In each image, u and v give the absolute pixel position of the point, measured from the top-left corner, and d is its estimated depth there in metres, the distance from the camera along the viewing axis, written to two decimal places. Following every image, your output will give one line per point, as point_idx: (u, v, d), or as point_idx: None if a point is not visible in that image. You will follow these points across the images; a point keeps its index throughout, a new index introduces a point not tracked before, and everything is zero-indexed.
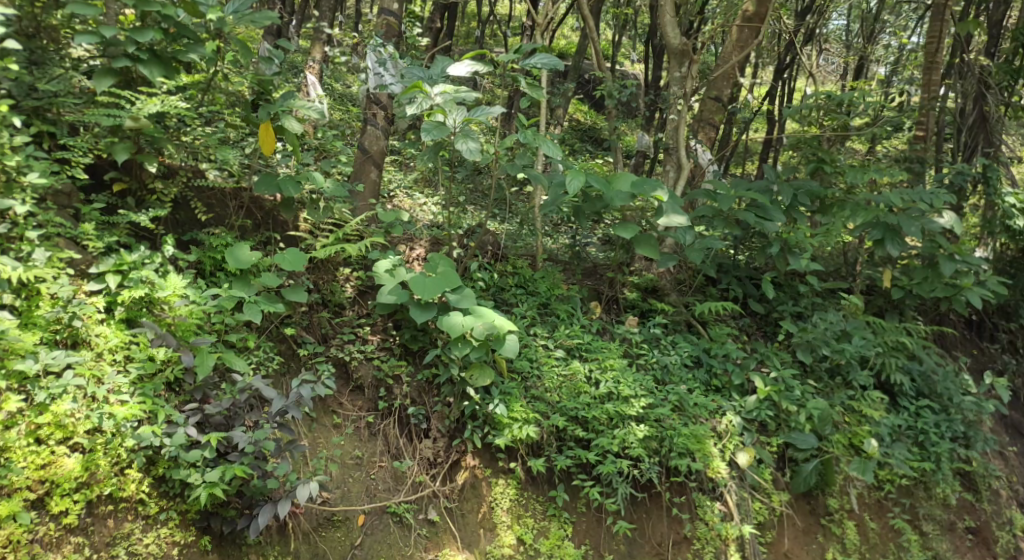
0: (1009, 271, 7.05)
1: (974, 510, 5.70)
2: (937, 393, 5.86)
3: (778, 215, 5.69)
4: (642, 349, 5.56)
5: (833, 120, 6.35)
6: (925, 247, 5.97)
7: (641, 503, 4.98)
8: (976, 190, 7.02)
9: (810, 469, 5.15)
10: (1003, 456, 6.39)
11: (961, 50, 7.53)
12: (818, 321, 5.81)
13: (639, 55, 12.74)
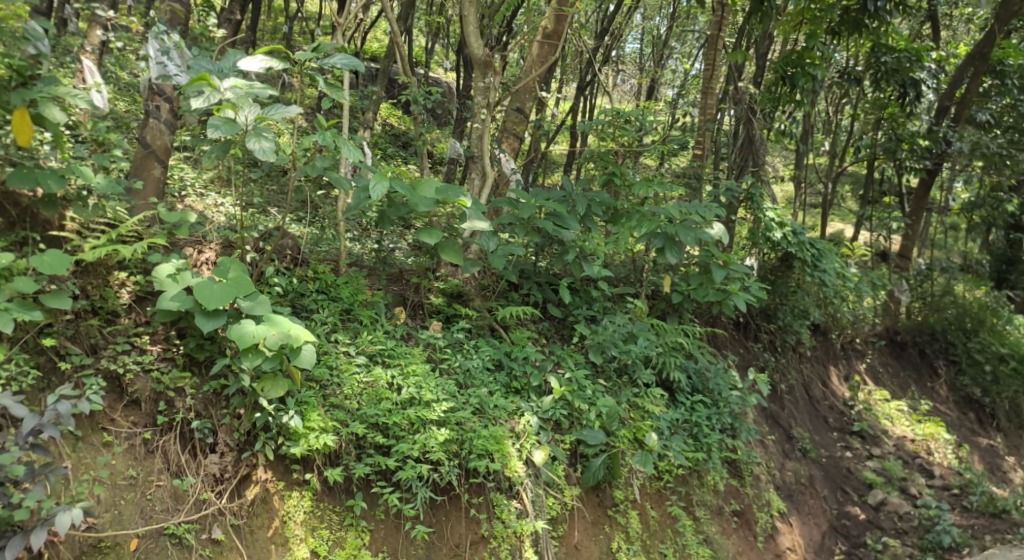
0: (770, 277, 7.94)
1: (739, 493, 6.30)
2: (709, 389, 6.43)
3: (573, 224, 5.92)
4: (446, 353, 5.60)
5: (623, 137, 6.70)
6: (702, 256, 6.50)
7: (440, 506, 5.01)
8: (744, 205, 7.77)
9: (598, 464, 5.43)
10: (764, 444, 7.11)
11: (733, 79, 8.30)
12: (608, 324, 6.17)
13: (451, 64, 12.88)
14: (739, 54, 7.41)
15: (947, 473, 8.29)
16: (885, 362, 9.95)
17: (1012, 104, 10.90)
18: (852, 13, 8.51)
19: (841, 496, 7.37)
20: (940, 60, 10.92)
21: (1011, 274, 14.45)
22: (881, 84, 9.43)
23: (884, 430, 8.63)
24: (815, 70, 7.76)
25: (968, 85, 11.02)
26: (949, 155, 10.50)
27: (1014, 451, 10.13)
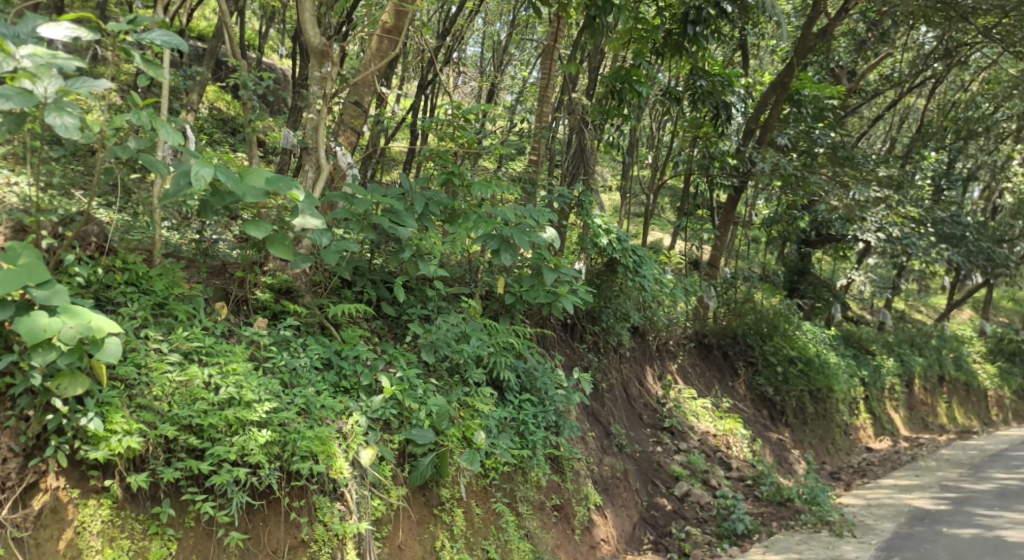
0: (596, 281, 8.37)
1: (559, 489, 6.54)
2: (537, 388, 6.66)
3: (410, 221, 5.86)
4: (270, 351, 5.36)
5: (461, 137, 6.78)
6: (534, 259, 6.69)
7: (257, 511, 4.80)
8: (574, 211, 8.09)
9: (426, 463, 5.43)
10: (585, 441, 7.43)
11: (568, 90, 8.59)
12: (441, 323, 6.20)
13: (287, 50, 12.39)
14: (572, 66, 7.71)
15: (743, 465, 9.05)
16: (694, 363, 10.71)
17: (806, 131, 12.12)
18: (674, 36, 9.17)
19: (651, 488, 7.84)
20: (748, 87, 11.91)
21: (801, 284, 16.06)
22: (697, 104, 10.15)
23: (691, 426, 9.28)
24: (640, 87, 8.19)
25: (770, 111, 12.08)
26: (753, 173, 11.51)
27: (799, 444, 11.23)
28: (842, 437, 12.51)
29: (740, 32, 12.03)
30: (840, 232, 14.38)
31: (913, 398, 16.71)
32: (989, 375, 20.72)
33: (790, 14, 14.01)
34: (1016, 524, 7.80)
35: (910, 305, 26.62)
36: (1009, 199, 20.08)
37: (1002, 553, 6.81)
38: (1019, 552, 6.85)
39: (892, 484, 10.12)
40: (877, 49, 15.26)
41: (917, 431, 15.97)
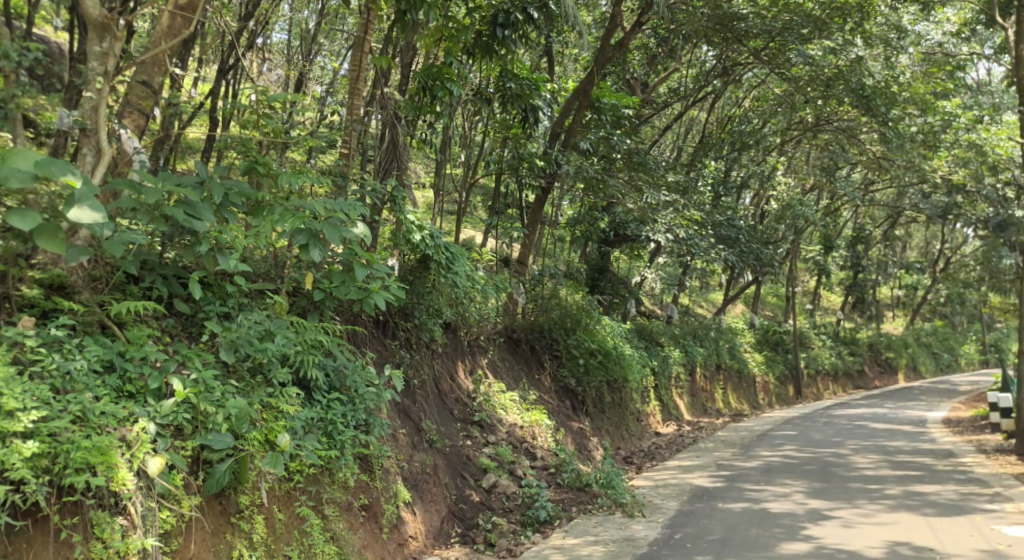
0: (408, 278, 8.34)
1: (368, 488, 6.44)
2: (346, 386, 6.52)
3: (207, 214, 5.47)
4: (39, 354, 4.82)
5: (266, 126, 6.49)
6: (345, 254, 6.52)
7: (21, 532, 4.31)
8: (386, 207, 8.01)
9: (223, 469, 5.13)
10: (395, 438, 7.35)
11: (380, 83, 8.47)
12: (242, 321, 5.89)
13: (65, 22, 11.20)
14: (384, 60, 7.61)
15: (546, 455, 9.42)
16: (503, 357, 10.95)
17: (606, 137, 12.83)
18: (484, 38, 9.31)
19: (460, 481, 7.92)
20: (553, 92, 12.35)
21: (601, 281, 16.98)
22: (507, 106, 10.40)
23: (500, 419, 9.50)
24: (452, 85, 8.34)
25: (574, 116, 12.61)
26: (558, 176, 11.99)
27: (598, 432, 11.88)
28: (635, 424, 13.43)
29: (546, 38, 12.48)
30: (635, 233, 15.38)
31: (695, 385, 18.23)
32: (758, 363, 23.10)
33: (590, 25, 14.76)
34: (779, 496, 8.73)
35: (693, 301, 29.05)
36: (775, 206, 22.46)
37: (767, 522, 7.59)
38: (780, 520, 7.66)
39: (677, 466, 10.97)
40: (666, 63, 16.46)
41: (699, 415, 17.45)
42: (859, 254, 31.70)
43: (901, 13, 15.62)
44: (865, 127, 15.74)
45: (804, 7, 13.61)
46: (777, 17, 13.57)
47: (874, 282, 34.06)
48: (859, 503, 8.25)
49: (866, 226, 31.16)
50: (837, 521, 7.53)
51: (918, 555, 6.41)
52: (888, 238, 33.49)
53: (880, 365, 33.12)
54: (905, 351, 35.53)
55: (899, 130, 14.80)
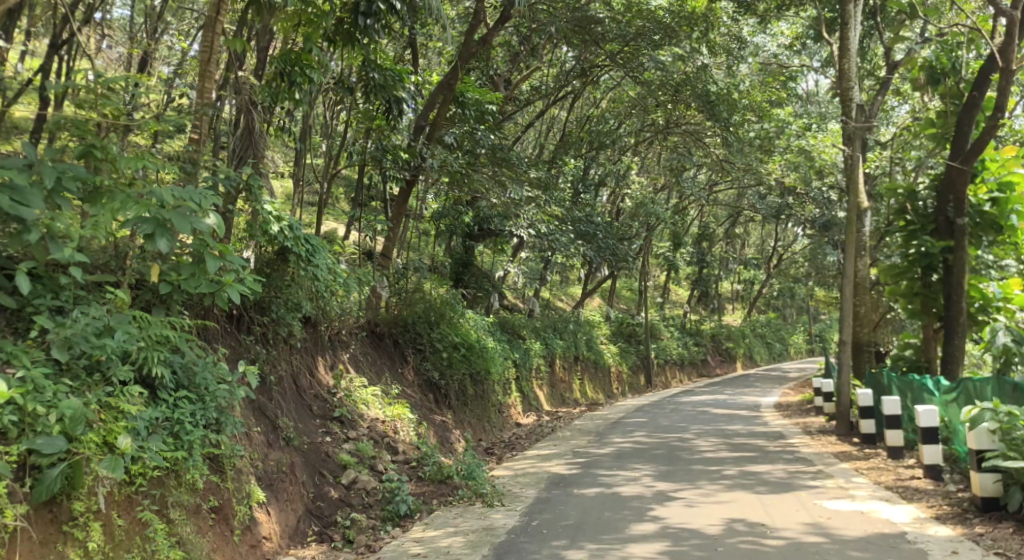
0: (265, 270, 8.08)
1: (218, 489, 6.17)
2: (195, 384, 6.22)
3: (36, 201, 5.09)
4: None
5: (105, 107, 6.11)
6: (195, 245, 6.20)
7: None
8: (242, 196, 7.70)
9: (54, 475, 4.79)
10: (249, 436, 7.08)
11: (235, 67, 8.11)
12: (78, 316, 5.52)
13: None
14: (239, 43, 7.32)
15: (408, 449, 9.39)
16: (365, 351, 10.78)
17: (470, 132, 12.86)
18: (345, 25, 9.12)
19: (318, 479, 7.74)
20: (418, 84, 12.22)
21: (464, 275, 17.09)
22: (370, 97, 10.26)
23: (360, 414, 9.37)
24: (311, 72, 8.21)
25: (439, 110, 12.54)
26: (423, 169, 11.94)
27: (459, 425, 11.97)
28: (496, 415, 13.64)
29: (410, 30, 12.38)
30: (498, 227, 15.59)
31: (554, 376, 18.71)
32: (613, 354, 24.01)
33: (453, 19, 14.80)
34: (630, 480, 9.14)
35: (553, 295, 29.80)
36: (629, 204, 23.42)
37: (617, 506, 7.94)
38: (630, 503, 8.03)
39: (536, 455, 11.23)
40: (528, 62, 16.77)
41: (557, 405, 17.94)
42: (704, 251, 33.65)
43: (743, 25, 16.73)
44: (709, 131, 16.71)
45: (656, 13, 14.37)
46: (631, 23, 14.20)
47: (716, 277, 36.22)
48: (701, 484, 8.78)
49: (710, 224, 33.10)
50: (681, 502, 7.99)
51: (752, 529, 6.91)
52: (729, 236, 35.70)
53: (721, 355, 35.37)
54: (743, 341, 38.13)
55: (739, 135, 15.85)
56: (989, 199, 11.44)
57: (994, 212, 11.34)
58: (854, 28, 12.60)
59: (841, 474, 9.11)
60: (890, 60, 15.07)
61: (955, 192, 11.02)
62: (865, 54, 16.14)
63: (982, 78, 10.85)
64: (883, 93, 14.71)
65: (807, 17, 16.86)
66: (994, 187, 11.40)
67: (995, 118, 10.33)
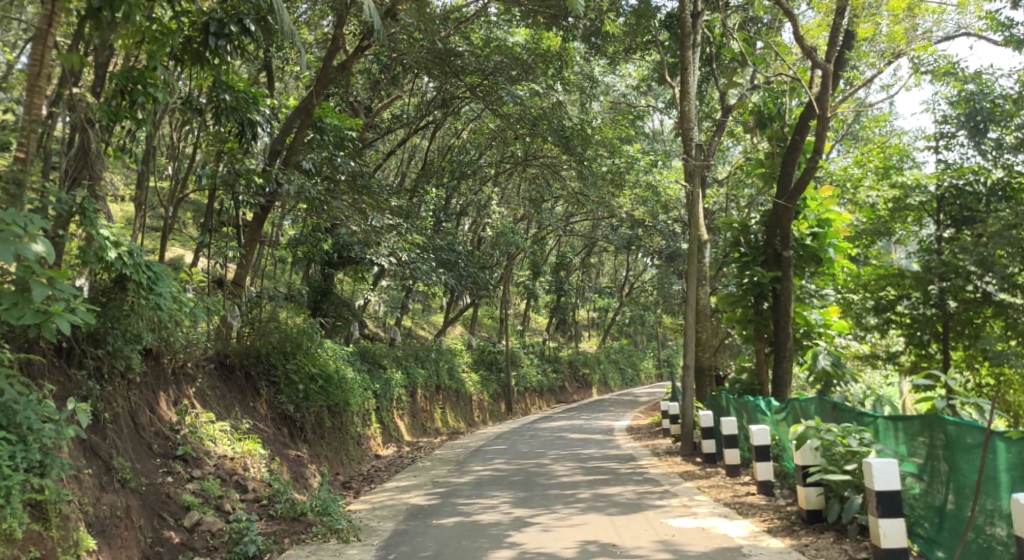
0: (101, 300, 7.62)
1: (40, 539, 5.68)
2: (16, 424, 5.69)
3: None
4: None
5: None
6: (20, 272, 5.78)
7: None
8: (75, 220, 7.23)
9: None
10: (78, 479, 6.57)
11: (70, 83, 7.60)
12: None
13: None
14: (75, 58, 6.88)
15: (258, 487, 9.01)
16: (213, 385, 10.27)
17: (329, 158, 12.68)
18: (194, 45, 8.82)
19: (157, 522, 7.25)
20: (272, 107, 11.85)
21: (323, 304, 16.69)
22: (221, 119, 9.89)
23: (206, 451, 8.91)
24: (155, 91, 7.88)
25: (295, 135, 12.24)
26: (278, 195, 11.63)
27: (315, 459, 11.62)
28: (355, 448, 13.37)
29: (265, 53, 12.07)
30: (358, 256, 15.42)
31: (415, 406, 18.55)
32: (474, 382, 24.11)
33: (311, 44, 14.60)
34: (487, 508, 9.19)
35: (414, 323, 29.63)
36: (490, 233, 23.80)
37: (475, 534, 7.95)
38: (488, 531, 8.07)
39: (394, 487, 11.07)
40: (388, 91, 16.79)
41: (418, 435, 17.77)
42: (562, 279, 34.61)
43: (594, 64, 17.49)
44: (565, 165, 17.29)
45: (513, 50, 14.88)
46: (489, 58, 14.59)
47: (573, 305, 37.27)
48: (557, 509, 8.97)
49: (567, 254, 34.15)
50: (537, 527, 8.11)
51: (604, 550, 7.12)
52: (584, 265, 36.94)
53: (577, 381, 36.40)
54: (598, 366, 39.43)
55: (593, 169, 16.49)
56: (811, 234, 12.51)
57: (814, 245, 12.41)
58: (693, 73, 13.47)
59: (685, 493, 9.57)
60: (726, 104, 16.26)
61: (782, 226, 11.95)
62: (703, 98, 17.30)
63: (803, 124, 11.89)
64: (719, 134, 15.82)
65: (652, 62, 17.96)
66: (814, 223, 12.49)
67: (813, 160, 11.33)
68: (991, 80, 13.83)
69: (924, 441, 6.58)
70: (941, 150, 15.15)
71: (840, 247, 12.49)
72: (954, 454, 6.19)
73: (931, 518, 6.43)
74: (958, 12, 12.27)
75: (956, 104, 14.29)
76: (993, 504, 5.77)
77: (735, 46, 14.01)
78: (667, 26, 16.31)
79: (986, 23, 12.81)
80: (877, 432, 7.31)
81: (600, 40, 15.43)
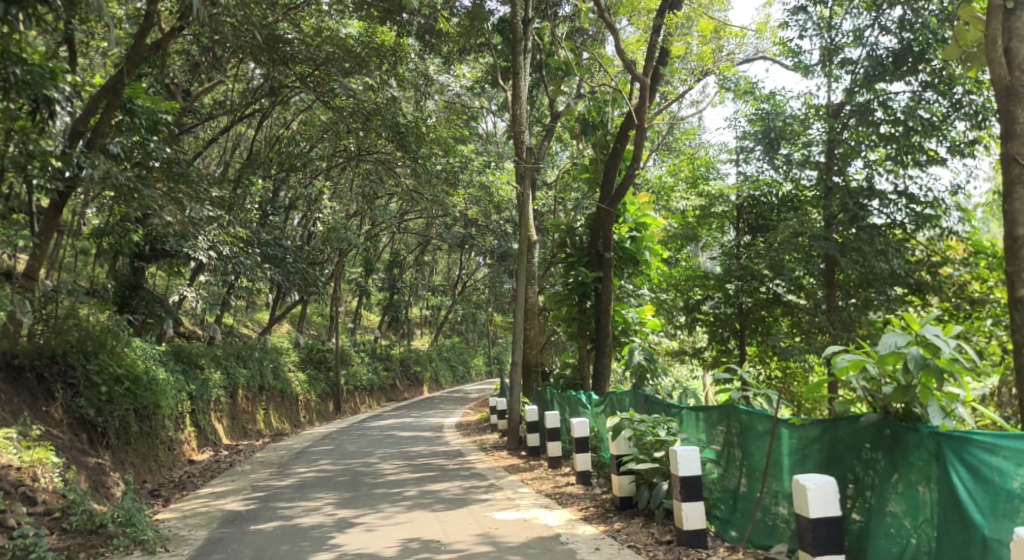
0: None
1: None
2: None
3: None
4: None
5: None
6: None
7: None
8: None
9: None
10: None
11: None
12: None
13: None
14: None
15: (50, 498, 8.21)
16: None
17: (140, 142, 11.64)
18: None
19: None
20: (73, 85, 10.71)
21: (132, 299, 15.53)
22: (11, 94, 8.92)
23: None
24: None
25: (100, 115, 11.16)
26: (79, 180, 10.56)
27: (119, 466, 10.77)
28: (165, 453, 12.56)
29: (65, 25, 11.05)
30: (173, 248, 14.48)
31: (235, 408, 17.67)
32: (301, 382, 23.35)
33: (121, 19, 13.54)
34: (309, 511, 8.93)
35: (237, 320, 28.31)
36: (320, 228, 23.17)
37: (295, 538, 7.71)
38: (309, 534, 7.85)
39: (208, 493, 10.49)
40: (210, 74, 15.92)
41: (237, 438, 16.93)
42: (394, 277, 34.34)
43: (428, 62, 17.48)
44: (398, 162, 17.14)
45: (345, 41, 14.59)
46: (320, 47, 14.21)
47: (406, 303, 37.13)
48: (381, 508, 8.88)
49: (401, 251, 33.91)
50: (361, 527, 7.99)
51: (425, 546, 7.14)
52: (418, 263, 36.87)
53: (408, 379, 36.22)
54: (429, 364, 39.45)
55: (427, 167, 16.43)
56: (629, 237, 13.18)
57: (632, 248, 13.09)
58: (524, 78, 13.80)
59: (509, 486, 9.79)
60: (555, 110, 16.79)
61: (604, 230, 12.50)
62: (534, 103, 17.77)
63: (623, 132, 12.48)
64: (549, 138, 16.33)
65: (485, 64, 18.23)
66: (632, 226, 13.19)
67: (632, 168, 11.92)
68: (783, 101, 15.20)
69: (722, 429, 7.14)
70: (741, 163, 16.44)
71: (655, 250, 13.27)
72: (746, 440, 6.76)
73: (727, 500, 6.98)
74: (757, 37, 13.41)
75: (755, 121, 15.57)
76: (778, 485, 6.36)
77: (563, 55, 14.55)
78: (499, 30, 16.65)
79: (779, 48, 14.07)
80: (683, 422, 7.84)
81: (434, 38, 15.44)
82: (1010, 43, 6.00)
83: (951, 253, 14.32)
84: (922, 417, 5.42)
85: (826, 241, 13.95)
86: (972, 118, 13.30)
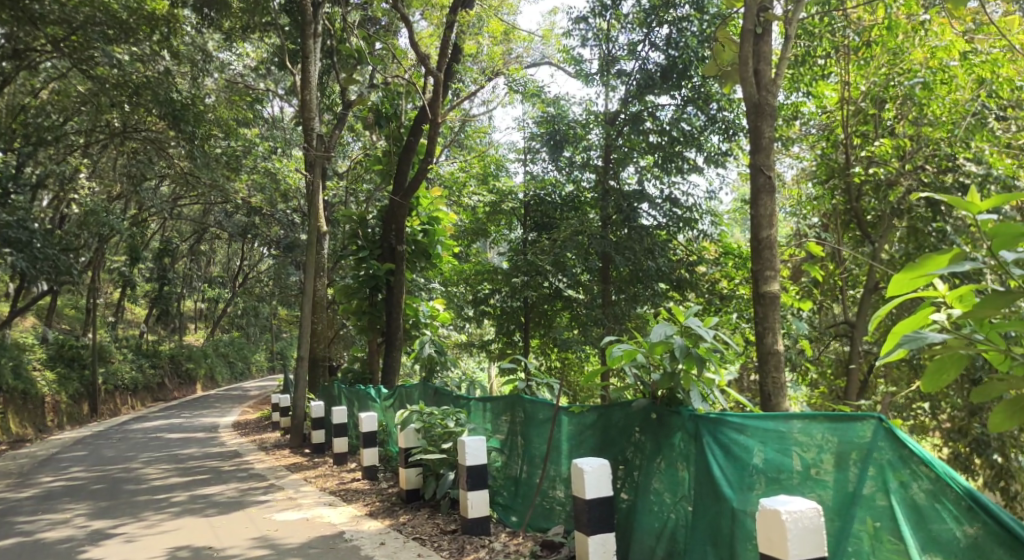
0: None
1: None
2: None
3: None
4: None
5: None
6: None
7: None
8: None
9: None
10: None
11: None
12: None
13: None
14: None
15: None
16: None
17: None
18: None
19: None
20: None
21: None
22: None
23: None
24: None
25: None
26: None
27: None
28: None
29: None
30: None
31: None
32: (48, 382, 20.88)
33: None
34: (55, 524, 7.99)
35: None
36: (76, 211, 20.83)
37: (37, 554, 6.87)
38: (55, 549, 7.03)
39: None
40: None
41: None
42: (165, 267, 31.80)
43: (208, 37, 16.32)
44: (172, 141, 15.87)
45: (109, 5, 13.21)
46: (76, 8, 12.80)
47: (178, 295, 34.57)
48: (143, 516, 8.15)
49: (172, 240, 31.41)
50: (119, 538, 7.28)
51: (196, 554, 6.67)
52: (192, 253, 34.45)
53: (179, 377, 33.71)
54: (204, 361, 36.99)
55: (204, 149, 15.37)
56: (422, 230, 13.18)
57: (424, 241, 13.13)
58: (314, 64, 13.32)
59: (290, 485, 9.40)
60: (346, 99, 16.37)
61: (396, 222, 12.42)
62: (324, 89, 17.23)
63: (416, 126, 12.36)
64: (340, 128, 15.90)
65: (271, 45, 17.37)
66: (424, 220, 13.18)
67: (426, 162, 11.93)
68: (566, 106, 15.91)
69: (506, 419, 7.36)
70: (528, 163, 17.05)
71: (447, 244, 13.36)
72: (529, 429, 7.02)
73: (508, 487, 7.21)
74: (543, 42, 13.96)
75: (541, 123, 16.17)
76: (556, 470, 6.67)
77: (353, 43, 14.17)
78: (287, 11, 15.92)
79: (562, 56, 14.74)
80: (470, 413, 7.97)
81: (214, 12, 14.45)
82: (758, 66, 6.73)
83: (705, 253, 15.71)
84: (684, 401, 5.83)
85: (603, 239, 14.92)
86: (724, 132, 14.76)
